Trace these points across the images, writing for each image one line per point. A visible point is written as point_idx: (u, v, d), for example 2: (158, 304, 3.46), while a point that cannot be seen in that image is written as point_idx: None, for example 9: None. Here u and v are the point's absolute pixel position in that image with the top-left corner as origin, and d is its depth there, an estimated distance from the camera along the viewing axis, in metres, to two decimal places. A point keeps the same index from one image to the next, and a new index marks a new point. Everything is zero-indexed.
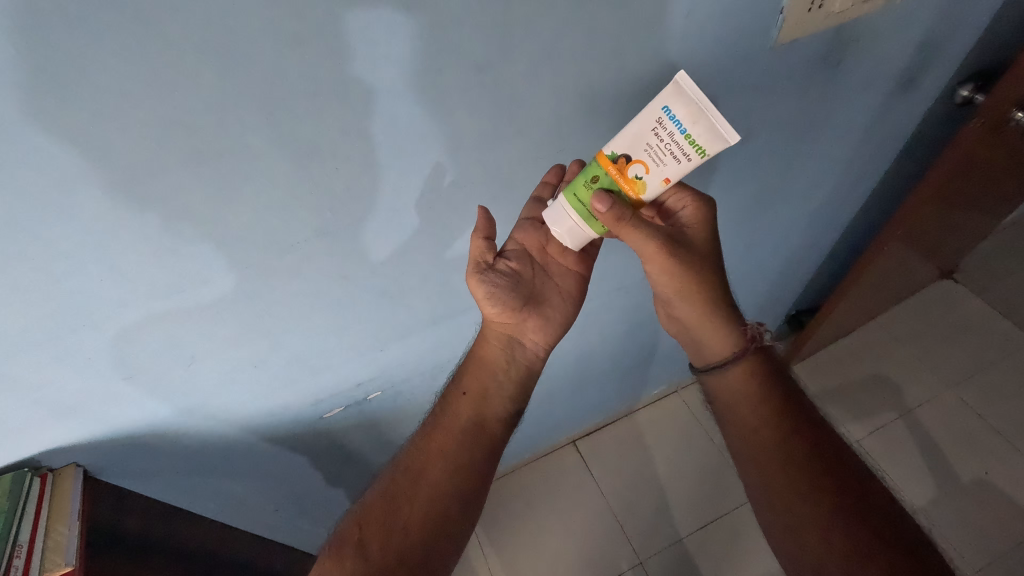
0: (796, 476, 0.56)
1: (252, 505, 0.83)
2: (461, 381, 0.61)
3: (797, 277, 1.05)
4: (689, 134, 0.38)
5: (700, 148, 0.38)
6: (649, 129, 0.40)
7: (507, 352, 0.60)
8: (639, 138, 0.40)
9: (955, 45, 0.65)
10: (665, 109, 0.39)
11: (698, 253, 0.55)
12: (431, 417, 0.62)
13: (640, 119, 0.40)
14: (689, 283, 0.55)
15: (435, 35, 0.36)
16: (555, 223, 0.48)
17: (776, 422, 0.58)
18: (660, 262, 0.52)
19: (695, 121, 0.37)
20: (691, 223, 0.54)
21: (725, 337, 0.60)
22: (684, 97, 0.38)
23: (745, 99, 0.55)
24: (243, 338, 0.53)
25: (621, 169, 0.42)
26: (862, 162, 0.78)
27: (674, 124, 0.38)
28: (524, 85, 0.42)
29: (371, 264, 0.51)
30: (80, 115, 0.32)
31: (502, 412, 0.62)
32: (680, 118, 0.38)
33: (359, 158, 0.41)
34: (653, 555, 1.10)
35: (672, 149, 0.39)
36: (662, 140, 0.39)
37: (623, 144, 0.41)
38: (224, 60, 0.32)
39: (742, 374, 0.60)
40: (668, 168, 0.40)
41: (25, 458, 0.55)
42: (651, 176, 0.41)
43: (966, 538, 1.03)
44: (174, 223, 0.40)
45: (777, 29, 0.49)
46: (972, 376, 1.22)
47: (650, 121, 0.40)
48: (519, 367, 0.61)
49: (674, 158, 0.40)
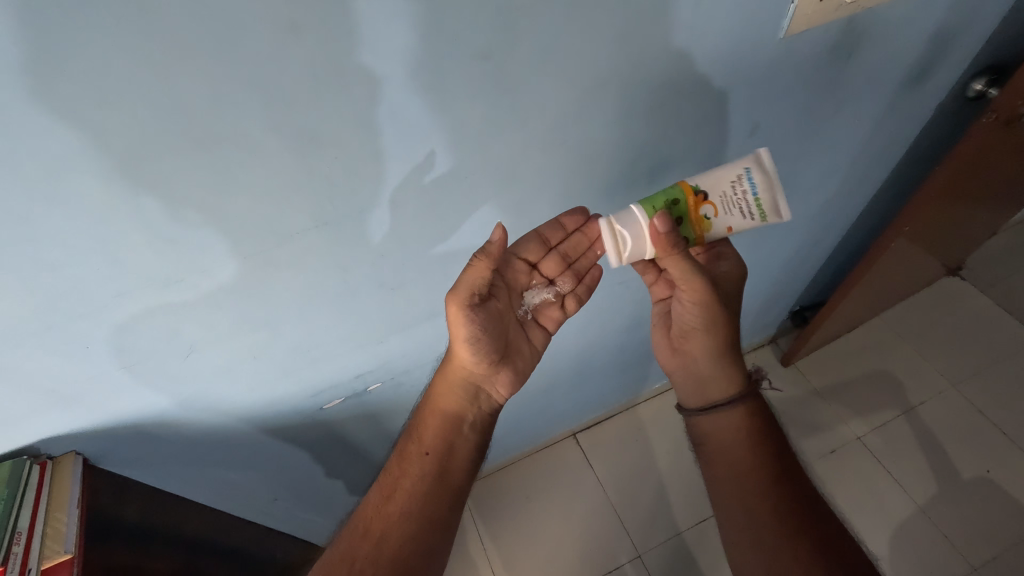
0: (769, 490, 0.60)
1: (253, 496, 0.83)
2: (423, 443, 0.63)
3: (802, 272, 1.04)
4: (759, 197, 0.49)
5: (763, 212, 0.50)
6: (729, 179, 0.49)
7: (471, 401, 0.64)
8: (719, 183, 0.49)
9: (970, 36, 0.63)
10: (746, 169, 0.49)
11: (726, 299, 0.60)
12: (385, 476, 0.64)
13: (726, 168, 0.49)
14: (717, 322, 0.60)
15: (437, 23, 0.35)
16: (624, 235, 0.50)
17: (753, 447, 0.62)
18: (699, 299, 0.57)
19: (767, 189, 0.49)
20: (733, 273, 0.61)
21: (726, 378, 0.63)
22: (761, 169, 0.49)
23: (754, 89, 0.54)
24: (244, 330, 0.52)
25: (697, 205, 0.49)
26: (870, 155, 0.77)
27: (750, 184, 0.49)
28: (529, 73, 0.41)
29: (372, 255, 0.50)
30: (74, 103, 0.31)
31: (467, 461, 0.64)
32: (756, 181, 0.49)
33: (359, 148, 0.40)
34: (653, 547, 1.11)
35: (740, 204, 0.49)
36: (736, 193, 0.49)
37: (705, 182, 0.49)
38: (221, 47, 0.31)
39: (741, 416, 0.63)
40: (735, 218, 0.50)
41: (26, 446, 0.54)
42: (718, 220, 0.50)
43: (967, 534, 1.04)
44: (174, 212, 0.39)
45: (788, 21, 0.48)
46: (977, 373, 1.21)
47: (731, 173, 0.49)
48: (481, 416, 0.65)
49: (740, 213, 0.50)
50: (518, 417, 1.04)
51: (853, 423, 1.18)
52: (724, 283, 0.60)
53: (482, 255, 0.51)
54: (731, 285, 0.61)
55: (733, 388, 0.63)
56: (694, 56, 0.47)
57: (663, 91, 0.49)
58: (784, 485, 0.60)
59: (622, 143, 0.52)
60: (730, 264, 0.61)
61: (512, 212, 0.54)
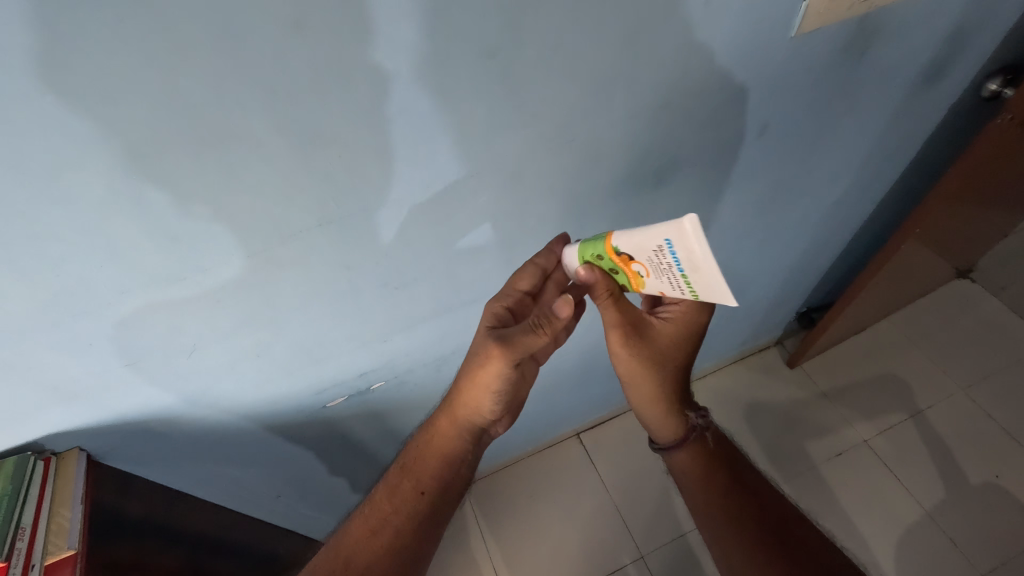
0: (729, 525, 0.61)
1: (256, 492, 0.84)
2: (419, 480, 0.63)
3: (810, 273, 1.03)
4: (685, 274, 0.38)
5: (694, 290, 0.39)
6: (652, 248, 0.39)
7: (474, 440, 0.65)
8: (643, 248, 0.40)
9: (986, 35, 0.62)
10: (668, 242, 0.37)
11: (657, 348, 0.57)
12: (367, 508, 0.64)
13: (649, 234, 0.39)
14: (638, 370, 0.60)
15: (443, 21, 0.34)
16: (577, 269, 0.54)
17: (706, 485, 0.64)
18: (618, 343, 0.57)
19: (691, 270, 0.37)
20: (674, 319, 0.56)
21: (665, 424, 0.65)
22: (685, 243, 0.36)
23: (764, 88, 0.53)
24: (247, 328, 0.52)
25: (625, 262, 0.44)
26: (881, 156, 0.76)
27: (673, 259, 0.38)
28: (535, 73, 0.41)
29: (375, 254, 0.50)
30: (76, 102, 0.31)
31: (461, 495, 0.66)
32: (679, 257, 0.37)
33: (362, 146, 0.40)
34: (656, 547, 1.10)
35: (668, 275, 0.40)
36: (661, 263, 0.39)
37: (630, 244, 0.42)
38: (224, 42, 0.31)
39: (687, 459, 0.65)
40: (666, 285, 0.41)
41: (29, 442, 0.54)
42: (650, 281, 0.43)
43: (974, 539, 1.02)
44: (176, 209, 0.39)
45: (799, 20, 0.47)
46: (986, 377, 1.20)
47: (654, 242, 0.39)
48: (479, 450, 0.67)
49: (668, 282, 0.40)
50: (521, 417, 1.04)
51: (859, 427, 1.17)
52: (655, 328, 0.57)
53: (547, 326, 0.54)
54: (665, 331, 0.56)
55: (674, 433, 0.65)
56: (704, 55, 0.46)
57: (670, 91, 0.48)
58: (745, 515, 0.61)
59: (629, 142, 0.51)
60: (675, 308, 0.56)
61: (518, 211, 0.53)
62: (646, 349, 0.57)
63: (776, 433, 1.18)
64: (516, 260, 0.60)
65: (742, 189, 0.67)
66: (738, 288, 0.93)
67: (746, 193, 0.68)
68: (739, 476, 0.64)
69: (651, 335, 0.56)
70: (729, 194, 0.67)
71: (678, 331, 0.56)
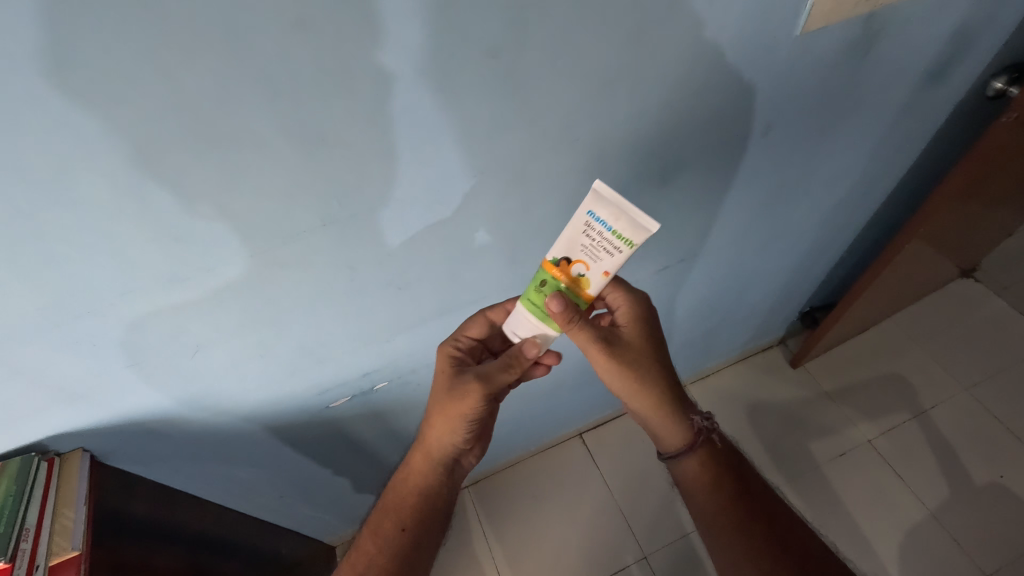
0: (738, 529, 0.60)
1: (258, 493, 0.83)
2: (398, 518, 0.64)
3: (813, 273, 1.03)
4: (615, 230, 0.43)
5: (627, 240, 0.43)
6: (581, 231, 0.44)
7: (449, 475, 0.66)
8: (573, 241, 0.45)
9: (992, 33, 0.61)
10: (591, 214, 0.43)
11: (635, 355, 0.59)
12: (355, 550, 0.64)
13: (572, 223, 0.44)
14: (631, 383, 0.60)
15: (448, 20, 0.34)
16: (527, 325, 0.51)
17: (715, 489, 0.63)
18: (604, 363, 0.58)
19: (618, 220, 0.42)
20: (626, 313, 0.59)
21: (674, 432, 0.64)
22: (604, 201, 0.42)
23: (768, 87, 0.53)
24: (250, 328, 0.52)
25: (566, 270, 0.46)
26: (885, 155, 0.75)
27: (601, 224, 0.43)
28: (540, 72, 0.40)
29: (379, 254, 0.50)
30: (81, 102, 0.31)
31: (441, 532, 0.66)
32: (605, 218, 0.43)
33: (366, 146, 0.40)
34: (659, 548, 1.10)
35: (604, 245, 0.44)
36: (594, 239, 0.44)
37: (562, 248, 0.45)
38: (230, 42, 0.31)
39: (696, 465, 0.65)
40: (606, 260, 0.44)
41: (33, 442, 0.54)
42: (593, 270, 0.45)
43: (979, 540, 1.02)
44: (180, 209, 0.38)
45: (804, 18, 0.47)
46: (990, 376, 1.19)
47: (580, 225, 0.44)
48: (455, 486, 0.68)
49: (607, 253, 0.44)
50: (524, 417, 1.04)
51: (863, 427, 1.16)
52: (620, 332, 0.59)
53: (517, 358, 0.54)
54: (628, 330, 0.59)
55: (679, 441, 0.65)
56: (709, 54, 0.46)
57: (675, 90, 0.48)
58: (756, 518, 0.60)
59: (634, 142, 0.51)
60: (621, 303, 0.59)
61: (522, 211, 0.53)
62: (628, 359, 0.58)
63: (780, 434, 1.18)
64: (520, 260, 0.60)
65: (746, 189, 0.67)
66: (741, 287, 0.93)
67: (749, 192, 0.68)
68: (746, 482, 0.64)
69: (623, 341, 0.58)
70: (733, 194, 0.66)
71: (639, 324, 0.59)
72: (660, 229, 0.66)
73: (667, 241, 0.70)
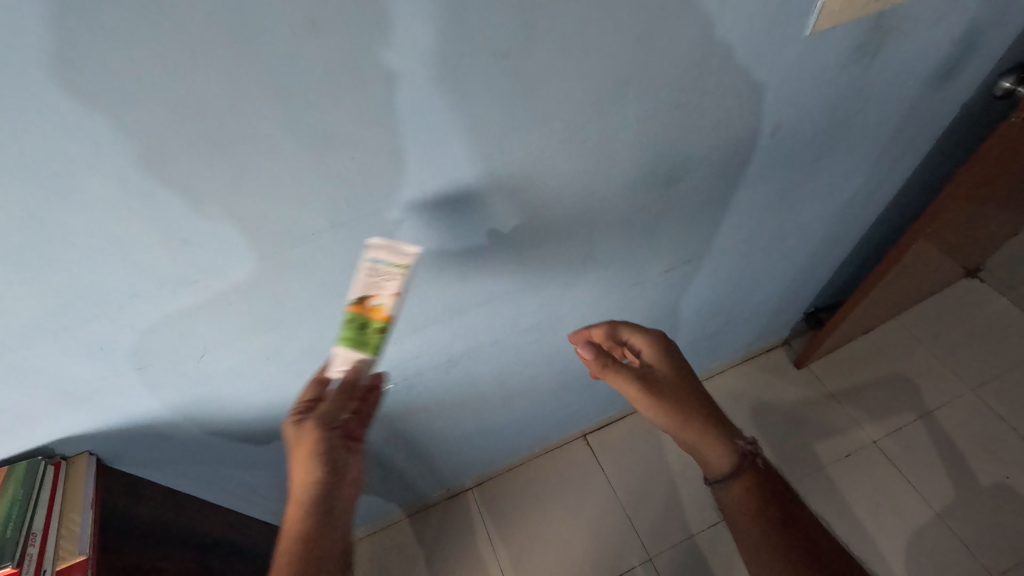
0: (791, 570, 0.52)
1: (263, 496, 0.83)
2: None
3: (819, 273, 1.02)
4: (388, 261, 0.48)
5: (401, 265, 0.48)
6: (364, 272, 0.48)
7: (321, 529, 0.52)
8: (359, 283, 0.49)
9: (1000, 32, 0.61)
10: (370, 258, 0.48)
11: (663, 379, 0.60)
12: None
13: (357, 269, 0.48)
14: (669, 408, 0.59)
15: (459, 21, 0.34)
16: (342, 360, 0.53)
17: (761, 520, 0.56)
18: (645, 401, 0.60)
19: (387, 251, 0.47)
20: (648, 349, 0.63)
21: (716, 455, 0.59)
22: (388, 247, 0.47)
23: (778, 87, 0.53)
24: (258, 330, 0.52)
25: (365, 306, 0.50)
26: (892, 155, 0.75)
27: (378, 260, 0.48)
28: (550, 73, 0.40)
29: (388, 256, 0.50)
30: (92, 105, 0.30)
31: None
32: (381, 256, 0.47)
33: (376, 148, 0.39)
34: (664, 549, 1.10)
35: (386, 276, 0.49)
36: (378, 273, 0.48)
37: (354, 291, 0.49)
38: (241, 43, 0.31)
39: (741, 492, 0.58)
40: (389, 288, 0.49)
41: (40, 446, 0.54)
42: (387, 298, 0.50)
43: (987, 542, 1.02)
44: (190, 212, 0.38)
45: (814, 18, 0.47)
46: (996, 377, 1.19)
47: (361, 268, 0.48)
48: (333, 552, 0.53)
49: (390, 281, 0.49)
50: (529, 418, 1.03)
51: (868, 427, 1.16)
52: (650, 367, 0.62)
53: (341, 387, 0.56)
54: (656, 363, 0.62)
55: (722, 465, 0.59)
56: (719, 54, 0.46)
57: (684, 91, 0.48)
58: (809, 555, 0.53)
59: (643, 143, 0.51)
60: (641, 341, 0.63)
61: (531, 213, 0.53)
62: (664, 390, 0.60)
63: (785, 435, 1.18)
64: (527, 262, 0.60)
65: (753, 190, 0.67)
66: (747, 288, 0.93)
67: (757, 193, 0.68)
68: (795, 514, 0.57)
69: (654, 375, 0.61)
70: (741, 195, 0.66)
71: (663, 355, 0.62)
72: (668, 231, 0.66)
73: (674, 243, 0.69)
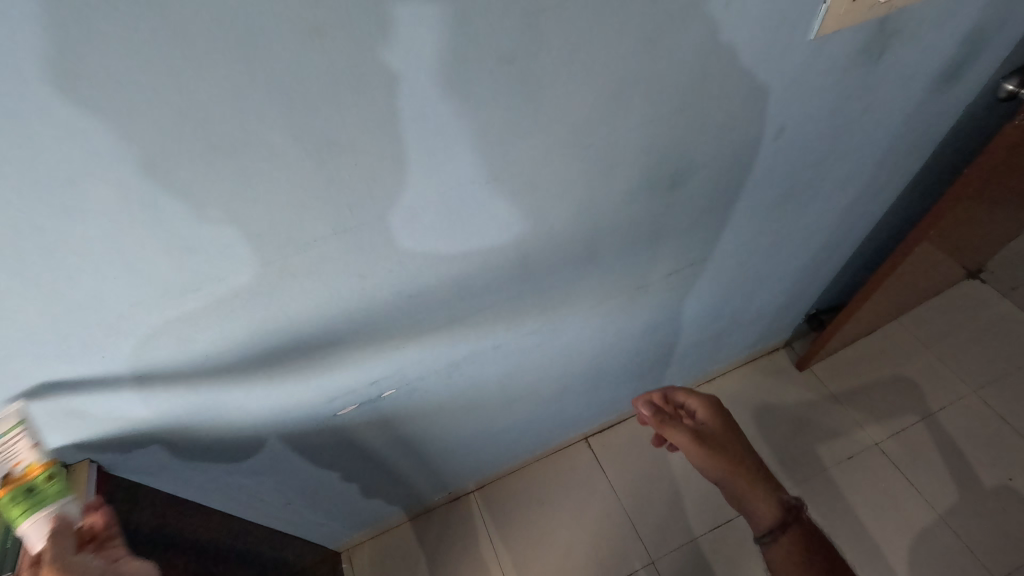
0: None
1: (264, 501, 0.83)
2: None
3: (821, 275, 1.02)
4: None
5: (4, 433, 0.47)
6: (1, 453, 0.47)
7: None
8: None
9: (1004, 34, 0.61)
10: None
11: (716, 437, 0.70)
12: None
13: None
14: (720, 462, 0.68)
15: (463, 27, 0.34)
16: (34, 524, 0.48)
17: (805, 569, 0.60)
18: (697, 453, 0.69)
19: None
20: (702, 409, 0.73)
21: (764, 507, 0.65)
22: None
23: (782, 91, 0.53)
24: (261, 337, 0.52)
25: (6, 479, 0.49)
26: (896, 158, 0.75)
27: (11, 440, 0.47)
28: (555, 78, 0.40)
29: (390, 261, 0.49)
30: (91, 115, 0.30)
31: None
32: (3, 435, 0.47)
33: (379, 154, 0.39)
34: (666, 552, 1.09)
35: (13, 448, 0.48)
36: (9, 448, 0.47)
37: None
38: (245, 51, 0.30)
39: (788, 544, 0.62)
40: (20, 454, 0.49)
41: (40, 454, 0.54)
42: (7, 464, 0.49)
43: (991, 544, 1.01)
44: (192, 220, 0.38)
45: (818, 22, 0.47)
46: (998, 378, 1.18)
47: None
48: None
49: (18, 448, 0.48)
50: (531, 422, 1.03)
51: (870, 430, 1.16)
52: (704, 425, 0.72)
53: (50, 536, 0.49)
54: (709, 422, 0.72)
55: (769, 516, 0.65)
56: (723, 58, 0.46)
57: (688, 96, 0.47)
58: None
59: (646, 147, 0.50)
60: (695, 402, 0.74)
61: (534, 218, 0.52)
62: (715, 444, 0.69)
63: (787, 437, 1.17)
64: (530, 267, 0.59)
65: (756, 194, 0.66)
66: (750, 290, 0.93)
67: (759, 197, 0.67)
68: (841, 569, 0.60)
69: (706, 431, 0.71)
70: (744, 198, 0.66)
71: (714, 414, 0.72)
72: (670, 235, 0.66)
73: (677, 247, 0.69)
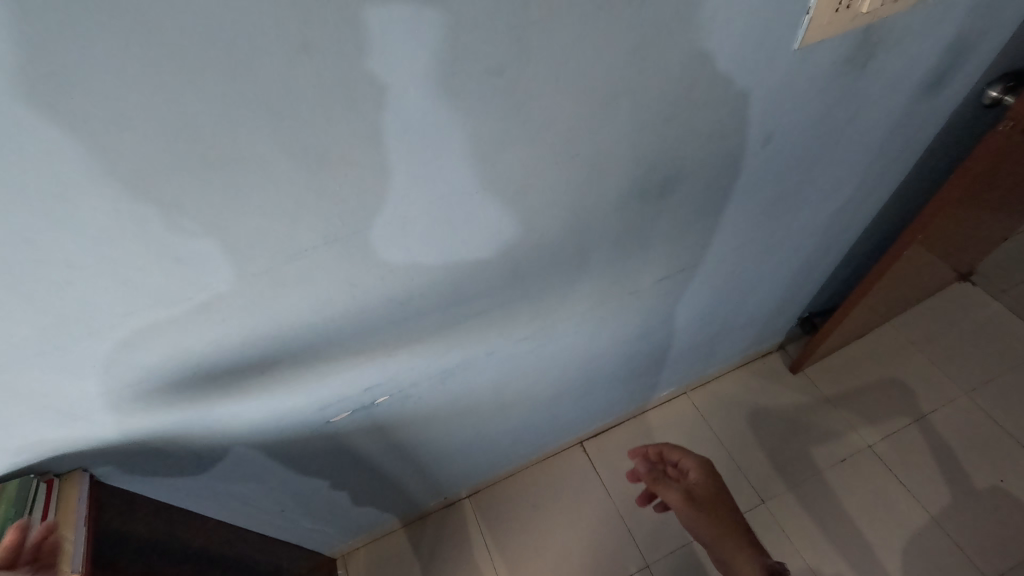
0: None
1: (258, 508, 0.83)
2: None
3: (812, 279, 1.03)
4: None
5: None
6: None
7: None
8: None
9: (987, 42, 0.62)
10: None
11: (702, 497, 0.73)
12: None
13: None
14: (706, 523, 0.71)
15: (451, 40, 0.34)
16: None
17: None
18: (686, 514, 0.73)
19: None
20: (694, 468, 0.76)
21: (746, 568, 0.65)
22: None
23: (768, 100, 0.53)
24: (253, 345, 0.52)
25: None
26: (884, 163, 0.76)
27: None
28: (542, 88, 0.40)
29: (380, 270, 0.50)
30: (80, 127, 0.30)
31: None
32: None
33: (368, 164, 0.40)
34: (661, 556, 1.10)
35: None
36: None
37: None
38: (236, 64, 0.31)
39: None
40: None
41: (31, 464, 0.54)
42: None
43: (983, 546, 1.02)
44: (182, 230, 0.38)
45: (802, 33, 0.48)
46: (990, 380, 1.19)
47: None
48: None
49: None
50: (524, 426, 1.03)
51: (863, 432, 1.16)
52: (693, 486, 0.74)
53: None
54: (699, 483, 0.74)
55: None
56: (709, 68, 0.46)
57: (675, 105, 0.48)
58: None
59: (634, 156, 0.51)
60: (687, 462, 0.77)
61: (524, 226, 0.53)
62: (705, 504, 0.72)
63: (781, 441, 1.18)
64: (522, 274, 0.60)
65: (746, 200, 0.67)
66: (742, 295, 0.93)
67: (750, 203, 0.68)
68: None
69: (695, 492, 0.74)
70: (734, 204, 0.67)
71: (702, 474, 0.75)
72: (661, 241, 0.66)
73: (669, 253, 0.70)
